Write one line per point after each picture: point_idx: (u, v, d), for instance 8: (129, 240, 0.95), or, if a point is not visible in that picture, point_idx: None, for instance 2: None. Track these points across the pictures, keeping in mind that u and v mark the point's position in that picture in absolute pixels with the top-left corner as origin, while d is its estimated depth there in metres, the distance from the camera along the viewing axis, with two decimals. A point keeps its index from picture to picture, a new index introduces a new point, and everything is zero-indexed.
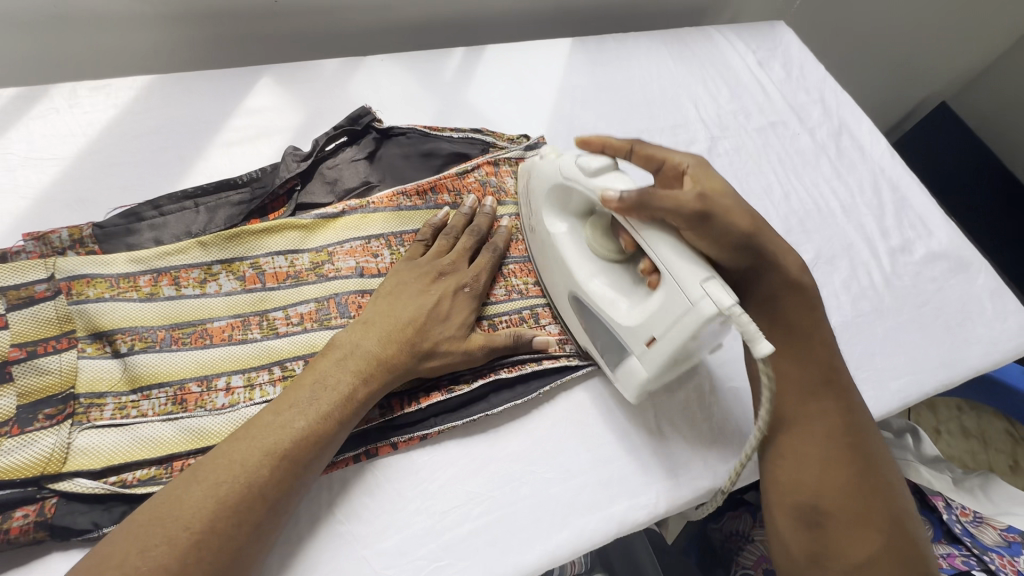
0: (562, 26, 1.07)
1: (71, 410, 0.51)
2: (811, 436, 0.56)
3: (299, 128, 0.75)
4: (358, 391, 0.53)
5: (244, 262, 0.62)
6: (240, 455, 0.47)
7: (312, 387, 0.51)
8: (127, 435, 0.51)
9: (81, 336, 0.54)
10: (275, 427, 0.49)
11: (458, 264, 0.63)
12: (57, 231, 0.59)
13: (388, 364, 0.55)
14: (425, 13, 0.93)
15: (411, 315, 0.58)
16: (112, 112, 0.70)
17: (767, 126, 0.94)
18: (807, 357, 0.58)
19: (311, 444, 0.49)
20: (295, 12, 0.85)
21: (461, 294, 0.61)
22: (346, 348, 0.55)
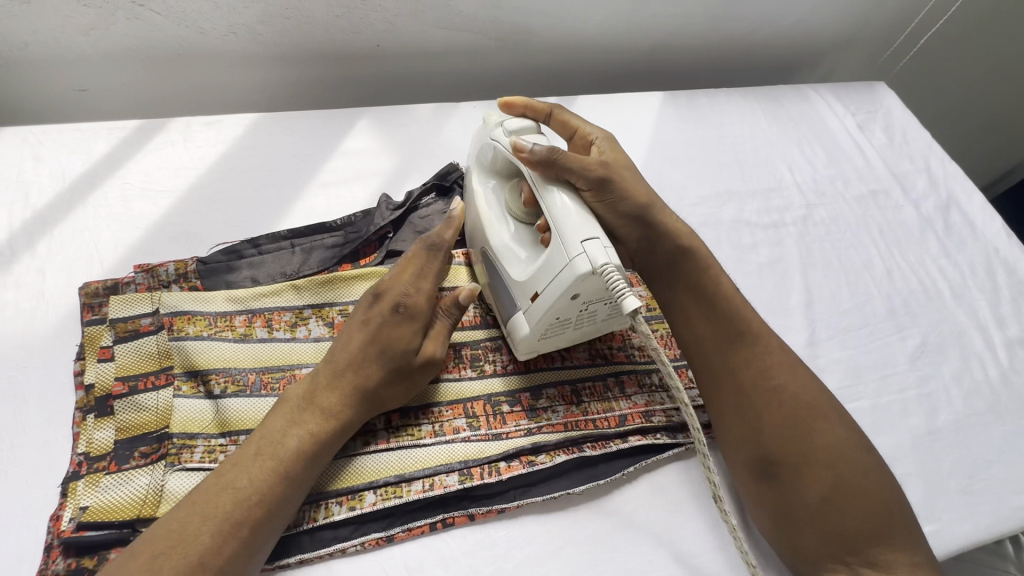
0: (649, 78, 1.06)
1: (164, 449, 0.51)
2: (738, 391, 0.57)
3: (392, 172, 0.76)
4: (308, 443, 0.50)
5: (334, 309, 0.62)
6: (179, 522, 0.45)
7: (256, 448, 0.49)
8: None
9: (178, 374, 0.54)
10: (219, 488, 0.47)
11: (399, 280, 0.59)
12: (165, 265, 0.61)
13: (341, 413, 0.53)
14: (517, 61, 0.94)
15: (354, 350, 0.55)
16: (221, 147, 0.74)
17: (868, 194, 0.89)
18: (707, 302, 0.60)
19: (259, 502, 0.47)
20: (395, 56, 0.88)
21: (396, 315, 0.57)
22: (305, 395, 0.53)
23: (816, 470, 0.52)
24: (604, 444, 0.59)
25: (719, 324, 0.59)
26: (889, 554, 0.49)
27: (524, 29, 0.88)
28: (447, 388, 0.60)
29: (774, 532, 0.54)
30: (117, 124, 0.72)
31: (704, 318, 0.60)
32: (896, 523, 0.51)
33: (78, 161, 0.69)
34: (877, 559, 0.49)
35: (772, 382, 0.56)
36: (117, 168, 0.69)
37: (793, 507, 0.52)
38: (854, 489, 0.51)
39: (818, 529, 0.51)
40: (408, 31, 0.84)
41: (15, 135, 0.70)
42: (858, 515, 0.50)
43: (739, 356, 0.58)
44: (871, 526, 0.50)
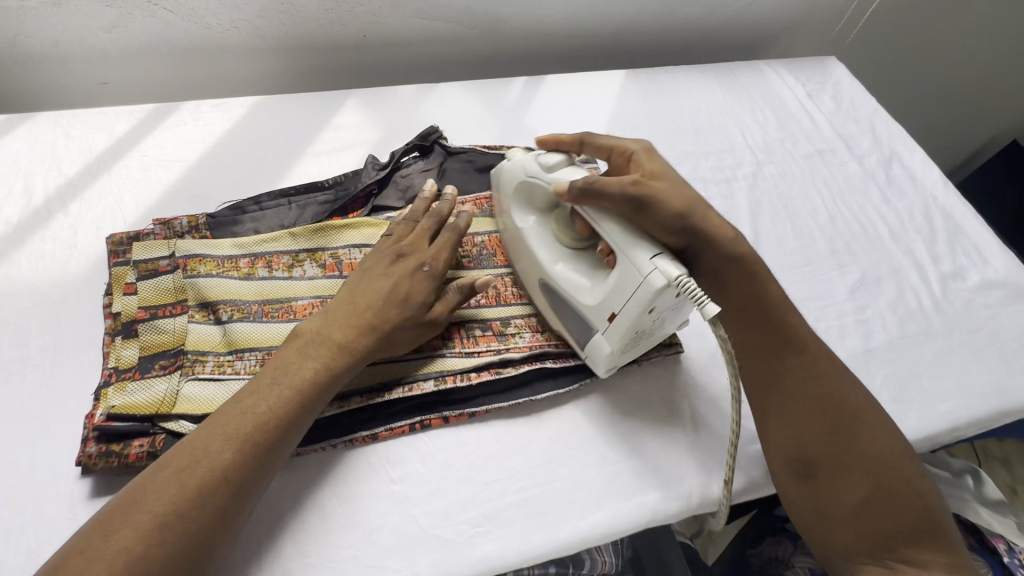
0: (615, 60, 1.15)
1: (181, 362, 0.60)
2: (787, 399, 0.62)
3: (377, 142, 0.85)
4: (321, 374, 0.56)
5: (326, 253, 0.71)
6: (202, 440, 0.50)
7: (274, 374, 0.55)
8: (223, 388, 0.59)
9: (191, 304, 0.63)
10: (239, 413, 0.52)
11: (418, 246, 0.66)
12: (179, 219, 0.70)
13: (351, 349, 0.58)
14: (490, 47, 1.04)
15: (369, 300, 0.61)
16: (226, 124, 0.83)
17: (815, 153, 0.97)
18: (756, 317, 0.65)
19: (277, 425, 0.53)
20: (379, 45, 0.98)
21: (419, 275, 0.63)
22: (318, 332, 0.59)
23: (855, 476, 0.58)
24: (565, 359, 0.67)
25: (769, 337, 0.64)
26: (918, 551, 0.56)
27: (495, 16, 0.98)
28: None
29: (810, 528, 0.60)
30: (135, 108, 0.82)
31: (755, 335, 0.65)
32: (926, 524, 0.57)
33: (103, 138, 0.79)
34: (914, 558, 0.55)
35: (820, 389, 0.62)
36: (136, 144, 0.79)
37: (830, 507, 0.58)
38: (890, 487, 0.58)
39: (853, 527, 0.57)
40: (390, 21, 0.94)
41: (47, 118, 0.80)
42: (894, 519, 0.57)
43: (792, 365, 0.63)
44: (906, 528, 0.56)
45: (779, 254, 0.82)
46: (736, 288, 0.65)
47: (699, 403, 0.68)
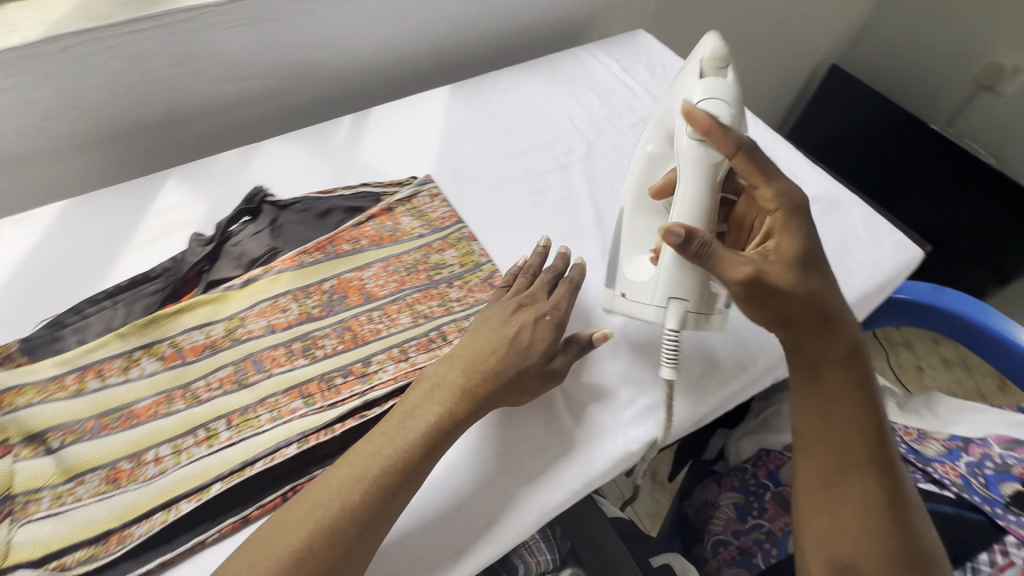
0: (443, 76, 1.18)
1: (10, 508, 0.55)
2: (838, 458, 0.64)
3: (205, 216, 0.82)
4: (444, 420, 0.60)
5: (163, 344, 0.68)
6: (338, 484, 0.54)
7: (401, 418, 0.59)
8: (65, 521, 0.55)
9: (15, 441, 0.58)
10: (370, 456, 0.56)
11: (536, 297, 0.71)
12: None
13: (472, 398, 0.62)
14: (313, 93, 1.04)
15: (490, 346, 0.65)
16: (33, 237, 0.78)
17: (638, 121, 1.03)
18: (834, 377, 0.65)
19: (395, 472, 0.56)
20: (191, 117, 0.95)
21: (540, 324, 0.68)
22: (465, 369, 0.63)
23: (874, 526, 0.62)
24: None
25: (838, 396, 0.65)
26: None
27: (303, 63, 0.98)
28: (280, 379, 0.66)
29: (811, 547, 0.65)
30: None
31: (822, 399, 0.65)
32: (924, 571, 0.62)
33: None
34: None
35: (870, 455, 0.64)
36: None
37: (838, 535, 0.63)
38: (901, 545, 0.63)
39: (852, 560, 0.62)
40: (193, 91, 0.92)
41: None
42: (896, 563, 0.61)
43: (851, 430, 0.64)
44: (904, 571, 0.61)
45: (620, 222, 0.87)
46: (823, 350, 0.64)
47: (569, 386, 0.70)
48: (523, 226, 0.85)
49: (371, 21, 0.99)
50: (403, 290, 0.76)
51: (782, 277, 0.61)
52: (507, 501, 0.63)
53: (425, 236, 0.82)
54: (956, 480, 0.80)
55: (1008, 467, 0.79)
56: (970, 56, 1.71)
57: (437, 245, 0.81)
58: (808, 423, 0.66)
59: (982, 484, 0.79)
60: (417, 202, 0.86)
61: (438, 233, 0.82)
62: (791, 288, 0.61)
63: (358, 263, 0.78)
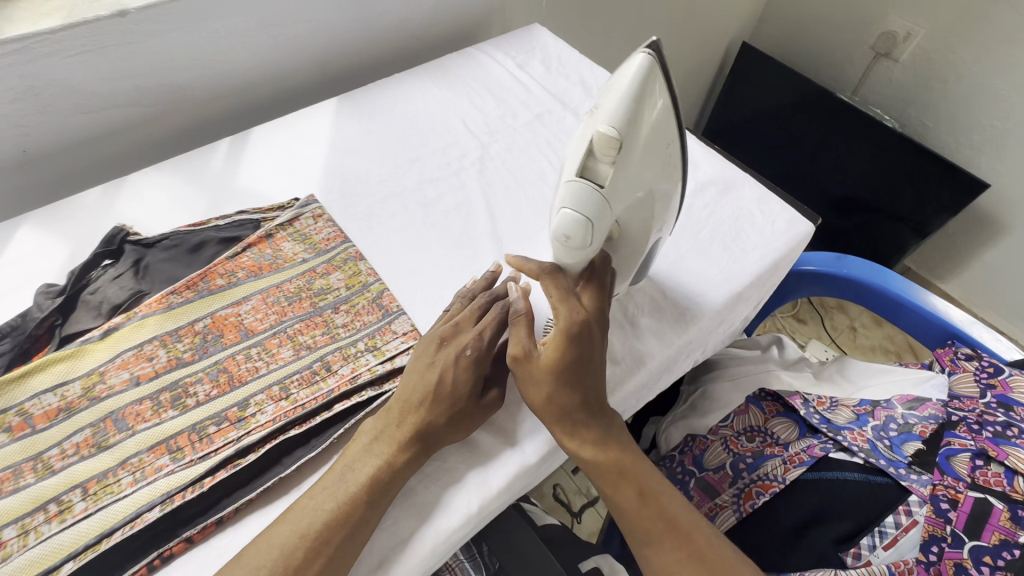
0: (334, 88, 1.13)
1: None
2: (655, 545, 0.62)
3: (63, 263, 0.76)
4: (382, 473, 0.58)
5: (8, 413, 0.61)
6: (275, 542, 0.53)
7: (341, 472, 0.58)
8: None
9: None
10: (307, 510, 0.55)
11: (462, 327, 0.66)
12: None
13: (407, 449, 0.60)
14: (188, 118, 0.98)
15: (423, 389, 0.62)
16: None
17: (534, 118, 1.01)
18: (614, 471, 0.63)
19: (338, 525, 0.55)
20: (47, 155, 0.87)
21: (462, 359, 0.63)
22: (403, 414, 0.61)
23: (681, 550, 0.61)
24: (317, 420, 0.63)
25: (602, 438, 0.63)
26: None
27: (170, 88, 0.92)
28: (145, 435, 0.61)
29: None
30: None
31: (618, 491, 0.63)
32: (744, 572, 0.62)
33: None
34: None
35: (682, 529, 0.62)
36: None
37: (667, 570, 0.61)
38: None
39: None
40: (44, 129, 0.85)
41: None
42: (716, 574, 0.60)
43: (650, 515, 0.62)
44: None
45: (516, 225, 0.85)
46: (594, 451, 0.63)
47: None
48: (413, 239, 0.82)
49: (242, 37, 0.94)
50: (284, 322, 0.71)
51: (536, 383, 0.61)
52: (401, 536, 0.60)
53: (308, 261, 0.78)
54: (864, 445, 0.82)
55: (910, 426, 0.83)
56: (865, 26, 1.77)
57: (321, 268, 0.77)
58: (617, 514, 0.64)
59: (888, 446, 0.81)
60: (300, 225, 0.81)
61: (322, 255, 0.79)
62: (546, 392, 0.61)
63: (234, 297, 0.73)
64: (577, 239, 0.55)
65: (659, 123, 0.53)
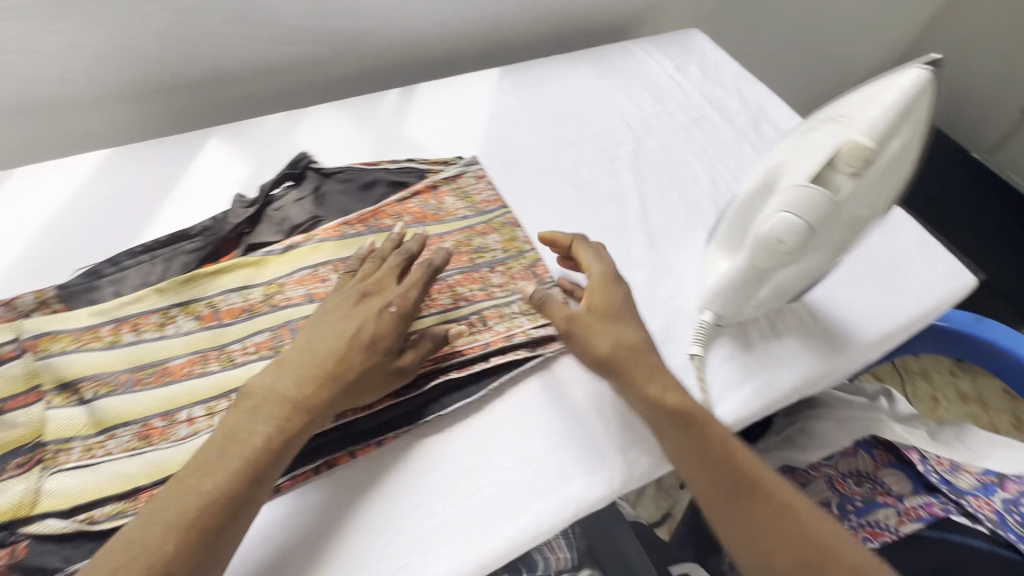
0: (491, 60, 1.16)
1: (42, 455, 0.54)
2: (764, 554, 0.54)
3: (247, 178, 0.81)
4: (269, 445, 0.52)
5: (200, 303, 0.66)
6: (157, 519, 0.47)
7: (219, 445, 0.51)
8: (93, 474, 0.54)
9: (48, 389, 0.57)
10: (185, 489, 0.48)
11: (383, 284, 0.64)
12: (23, 296, 0.64)
13: (307, 407, 0.54)
14: (358, 65, 1.02)
15: (330, 348, 0.58)
16: (74, 185, 0.77)
17: (690, 121, 1.01)
18: (706, 471, 0.58)
19: (219, 510, 0.48)
20: (236, 77, 0.93)
21: (386, 314, 0.61)
22: (257, 398, 0.54)
23: None
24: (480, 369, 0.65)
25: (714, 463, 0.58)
26: None
27: (355, 33, 0.97)
28: None
29: None
30: None
31: (713, 489, 0.58)
32: None
33: None
34: None
35: (797, 525, 0.55)
36: None
37: None
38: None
39: None
40: (243, 53, 0.90)
41: None
42: None
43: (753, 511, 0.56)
44: None
45: (667, 223, 0.85)
46: (703, 467, 0.58)
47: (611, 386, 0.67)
48: (566, 218, 0.83)
49: None
50: (445, 271, 0.74)
51: (643, 377, 0.62)
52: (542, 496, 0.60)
53: (468, 217, 0.80)
54: (990, 515, 0.79)
55: None
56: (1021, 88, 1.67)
57: (480, 227, 0.80)
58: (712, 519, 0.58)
59: (1017, 521, 0.78)
60: (462, 182, 0.84)
61: (483, 214, 0.81)
62: (658, 385, 0.61)
63: None
64: (790, 240, 0.58)
65: (897, 155, 0.57)
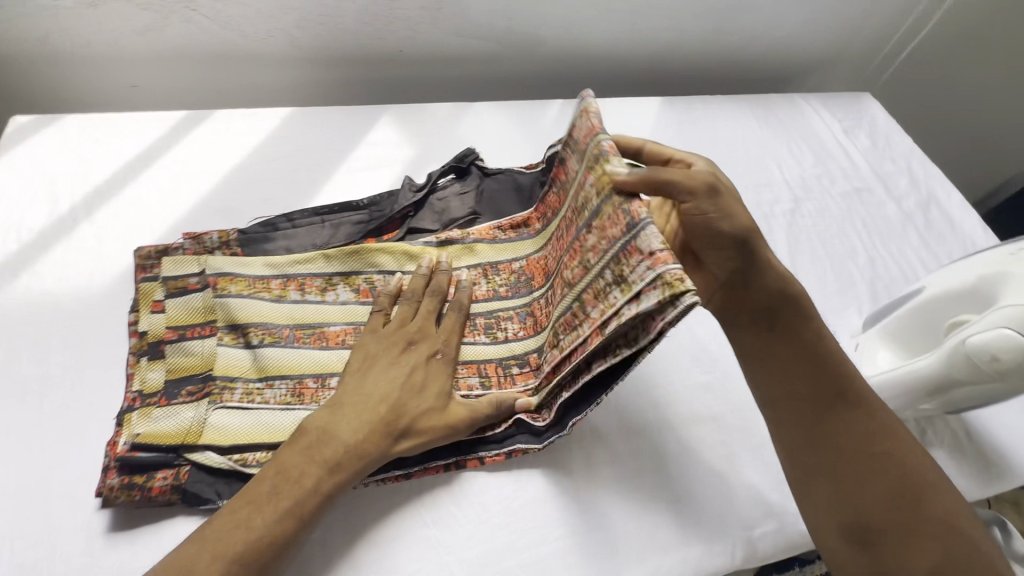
0: (649, 85, 1.14)
1: (210, 387, 0.57)
2: (840, 477, 0.50)
3: (412, 161, 0.84)
4: (321, 484, 0.50)
5: (359, 277, 0.67)
6: (213, 549, 0.46)
7: (273, 480, 0.49)
8: (251, 418, 0.56)
9: (220, 326, 0.60)
10: (243, 522, 0.47)
11: (427, 331, 0.60)
12: (209, 234, 0.67)
13: (358, 453, 0.52)
14: (525, 68, 1.02)
15: (382, 394, 0.55)
16: (260, 136, 0.82)
17: (853, 191, 0.95)
18: (796, 381, 0.53)
19: (271, 546, 0.47)
20: (414, 60, 0.95)
21: (433, 363, 0.59)
22: (315, 437, 0.52)
23: (924, 547, 0.47)
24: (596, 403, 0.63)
25: (817, 388, 0.53)
26: None
27: (533, 37, 0.97)
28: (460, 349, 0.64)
29: None
30: (168, 116, 0.81)
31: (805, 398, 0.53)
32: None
33: (134, 145, 0.78)
34: None
35: (889, 456, 0.50)
36: (169, 150, 0.78)
37: None
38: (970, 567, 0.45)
39: None
40: (427, 37, 0.92)
41: (78, 122, 0.79)
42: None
43: (841, 432, 0.51)
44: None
45: (817, 295, 0.80)
46: (802, 386, 0.53)
47: (743, 454, 0.64)
48: None
49: (611, 13, 0.97)
50: None
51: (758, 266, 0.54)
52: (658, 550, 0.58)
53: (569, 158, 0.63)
54: None
55: None
56: None
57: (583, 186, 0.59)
58: (784, 432, 0.54)
59: None
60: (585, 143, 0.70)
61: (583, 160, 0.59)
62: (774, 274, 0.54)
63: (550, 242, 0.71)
64: (999, 360, 0.55)
65: None
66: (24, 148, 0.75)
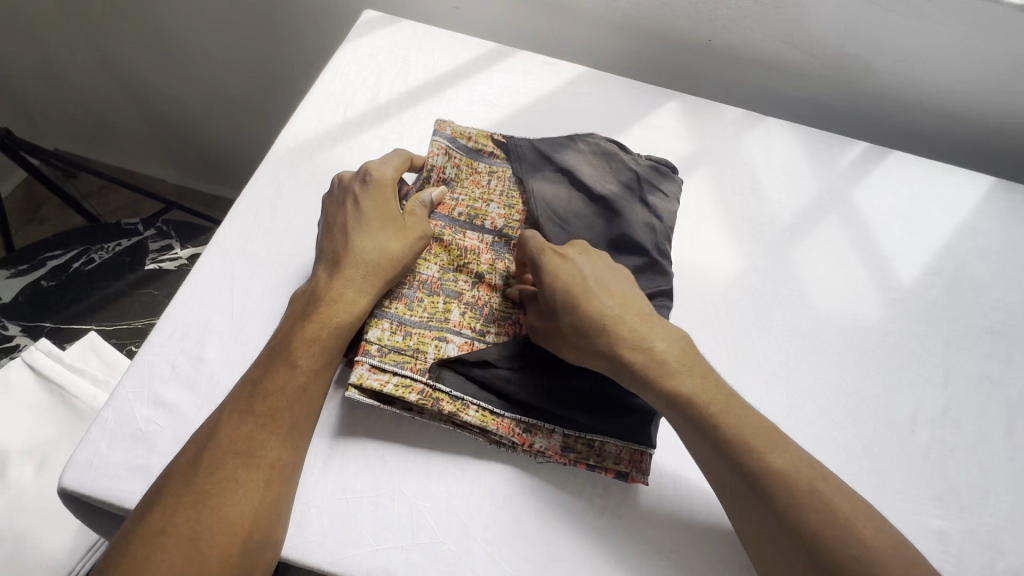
0: (976, 158, 0.93)
1: (423, 280, 0.60)
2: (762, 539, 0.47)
3: (684, 156, 0.79)
4: (333, 343, 0.53)
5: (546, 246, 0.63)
6: (264, 407, 0.50)
7: (316, 349, 0.52)
8: (422, 322, 0.58)
9: (435, 239, 0.62)
10: (287, 381, 0.51)
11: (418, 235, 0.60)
12: (435, 163, 0.65)
13: (354, 314, 0.55)
14: (834, 93, 0.90)
15: (374, 256, 0.56)
16: (551, 87, 0.84)
17: None
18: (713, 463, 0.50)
19: (299, 408, 0.51)
20: (720, 53, 0.89)
21: (399, 231, 0.58)
22: (331, 306, 0.54)
23: None
24: (564, 449, 0.55)
25: (725, 469, 0.49)
26: None
27: (864, 64, 0.84)
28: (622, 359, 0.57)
29: None
30: (481, 45, 0.87)
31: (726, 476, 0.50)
32: None
33: (446, 61, 0.85)
34: None
35: (808, 513, 0.46)
36: (471, 75, 0.84)
37: None
38: None
39: None
40: (745, 33, 0.85)
41: (410, 28, 0.88)
42: None
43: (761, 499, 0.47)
44: None
45: None
46: (705, 456, 0.50)
47: None
48: (999, 400, 0.65)
49: (978, 60, 0.80)
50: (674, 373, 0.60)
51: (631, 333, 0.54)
52: None
53: (452, 193, 0.65)
54: None
55: None
56: None
57: (446, 228, 0.63)
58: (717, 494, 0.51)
59: None
60: (487, 159, 0.67)
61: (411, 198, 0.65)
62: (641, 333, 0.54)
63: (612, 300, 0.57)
64: None
65: None
66: (367, 39, 0.86)
